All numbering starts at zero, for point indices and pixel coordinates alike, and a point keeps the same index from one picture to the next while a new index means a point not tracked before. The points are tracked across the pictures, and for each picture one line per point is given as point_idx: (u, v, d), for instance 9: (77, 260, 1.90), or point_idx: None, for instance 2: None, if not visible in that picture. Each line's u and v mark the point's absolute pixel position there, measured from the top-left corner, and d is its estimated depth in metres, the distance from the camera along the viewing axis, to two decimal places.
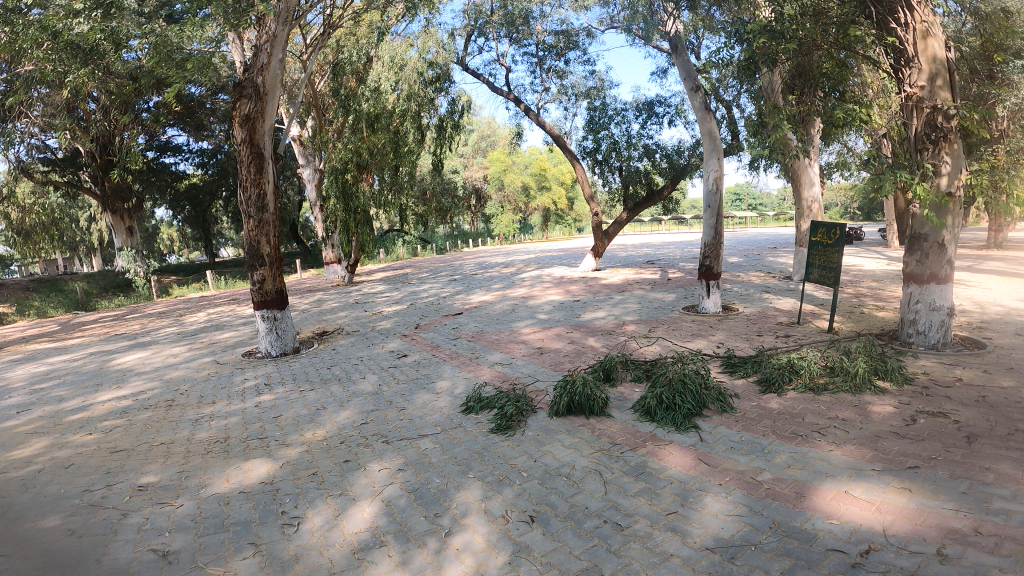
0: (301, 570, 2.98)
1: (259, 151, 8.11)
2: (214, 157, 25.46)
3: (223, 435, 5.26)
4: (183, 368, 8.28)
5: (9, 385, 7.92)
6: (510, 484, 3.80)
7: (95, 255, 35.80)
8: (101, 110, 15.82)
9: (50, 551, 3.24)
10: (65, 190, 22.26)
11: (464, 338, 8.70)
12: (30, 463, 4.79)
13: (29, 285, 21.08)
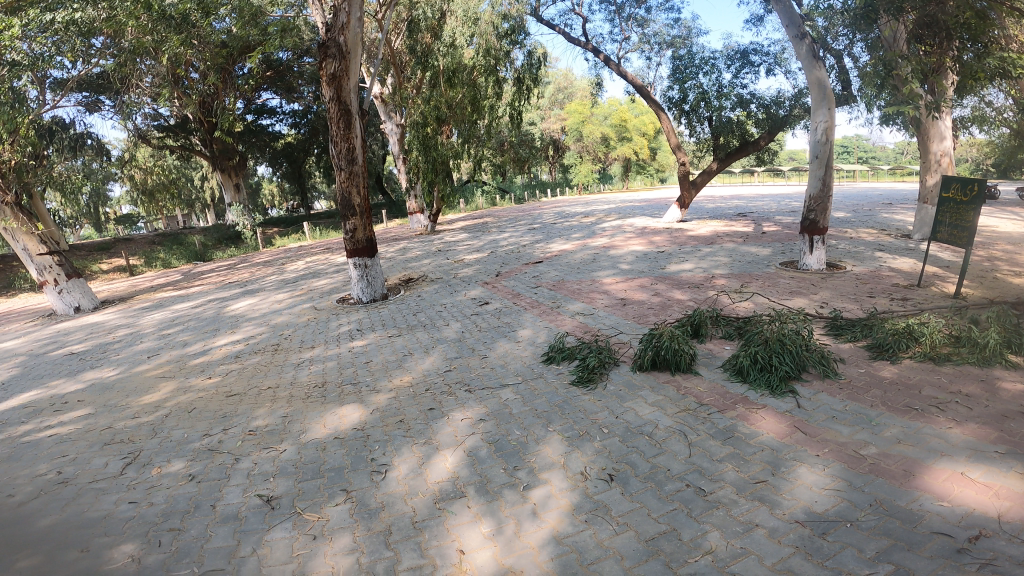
0: (386, 518, 3.17)
1: (347, 108, 8.30)
2: (305, 117, 26.67)
3: (321, 380, 5.65)
4: (286, 313, 8.93)
5: (142, 330, 8.93)
6: (590, 440, 3.82)
7: (208, 211, 38.89)
8: (201, 74, 16.97)
9: (174, 496, 3.64)
10: (180, 153, 23.99)
11: (546, 287, 8.70)
12: (159, 407, 5.39)
13: (154, 242, 23.38)
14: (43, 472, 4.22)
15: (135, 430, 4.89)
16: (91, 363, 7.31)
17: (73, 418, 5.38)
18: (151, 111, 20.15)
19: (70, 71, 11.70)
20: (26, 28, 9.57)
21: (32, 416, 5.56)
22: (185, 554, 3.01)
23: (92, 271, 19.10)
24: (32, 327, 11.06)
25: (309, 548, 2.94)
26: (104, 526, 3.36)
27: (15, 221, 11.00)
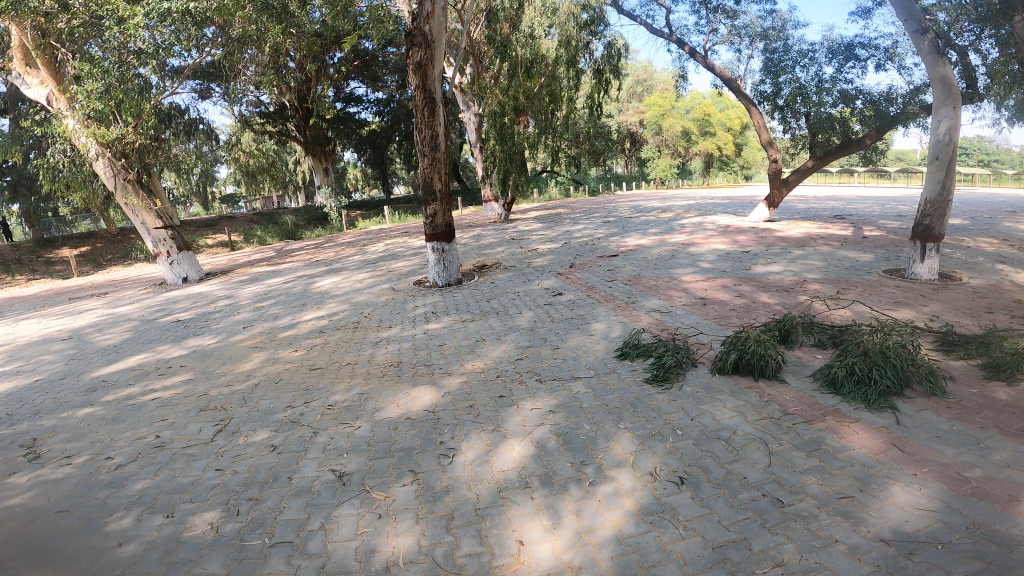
0: (450, 503, 3.20)
1: (432, 96, 8.44)
2: (388, 105, 27.50)
3: (396, 359, 5.82)
4: (367, 293, 9.26)
5: (239, 302, 9.56)
6: (662, 440, 3.70)
7: (299, 192, 41.10)
8: (297, 63, 17.98)
9: (256, 466, 3.85)
10: (277, 138, 25.40)
11: (621, 281, 8.53)
12: (250, 376, 5.75)
13: (252, 220, 24.91)
14: (143, 436, 4.58)
15: (226, 399, 5.22)
16: (193, 331, 7.89)
17: (175, 382, 5.83)
18: (254, 99, 21.45)
19: (185, 59, 12.53)
20: (148, 17, 10.26)
21: (141, 377, 6.09)
22: (260, 522, 3.16)
23: (197, 245, 20.64)
24: (145, 294, 12.07)
25: (374, 527, 3.01)
26: (191, 491, 3.60)
27: (134, 197, 12.07)
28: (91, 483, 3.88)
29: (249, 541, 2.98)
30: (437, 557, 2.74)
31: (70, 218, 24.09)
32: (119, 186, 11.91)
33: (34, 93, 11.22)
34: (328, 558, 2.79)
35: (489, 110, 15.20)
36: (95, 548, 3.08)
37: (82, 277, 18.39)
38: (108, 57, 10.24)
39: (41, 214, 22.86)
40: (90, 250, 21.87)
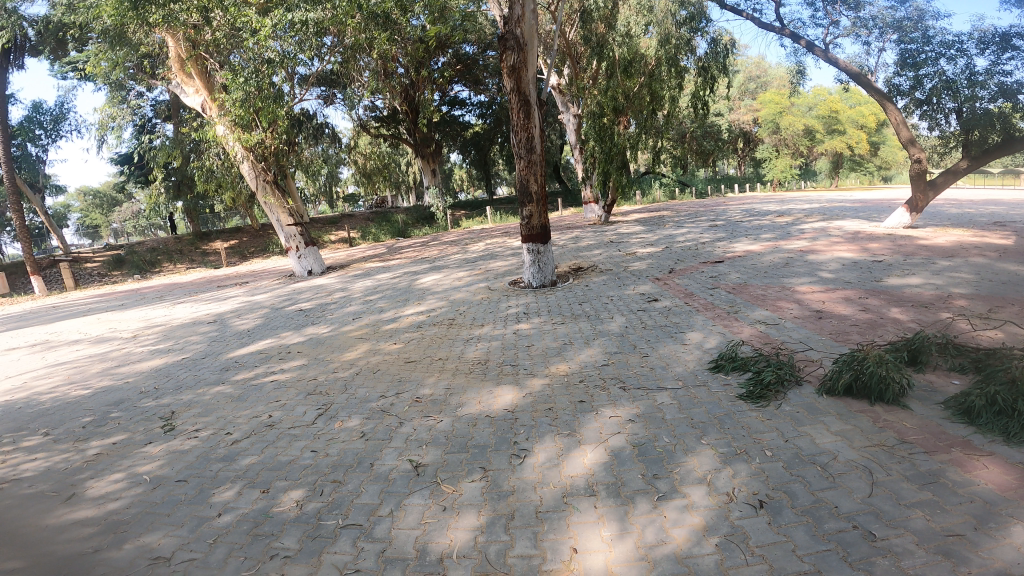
0: (513, 502, 3.27)
1: (526, 98, 8.62)
2: (490, 108, 28.03)
3: (485, 357, 6.01)
4: (464, 291, 9.58)
5: (350, 295, 10.27)
6: (747, 460, 3.54)
7: (410, 192, 43.20)
8: (407, 68, 19.04)
9: (344, 451, 4.14)
10: (391, 142, 26.86)
11: (724, 289, 8.17)
12: (353, 365, 6.18)
13: (368, 218, 26.55)
14: (259, 414, 5.09)
15: (330, 384, 5.66)
16: (311, 320, 8.58)
17: (290, 366, 6.41)
18: (369, 104, 22.89)
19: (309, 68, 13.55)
20: (278, 29, 11.09)
21: (263, 360, 6.75)
22: (338, 504, 3.41)
23: (322, 242, 22.37)
24: (277, 284, 13.29)
25: (437, 519, 3.15)
26: (286, 470, 3.95)
27: (272, 196, 13.24)
28: (210, 455, 4.38)
29: (324, 521, 3.24)
30: (490, 554, 2.83)
31: (220, 215, 27.07)
32: (261, 186, 13.08)
33: (191, 101, 12.77)
34: (388, 544, 2.97)
35: (588, 112, 15.15)
36: (198, 516, 3.48)
37: (226, 267, 20.58)
38: (246, 68, 11.33)
39: (198, 210, 25.92)
40: (236, 243, 24.44)
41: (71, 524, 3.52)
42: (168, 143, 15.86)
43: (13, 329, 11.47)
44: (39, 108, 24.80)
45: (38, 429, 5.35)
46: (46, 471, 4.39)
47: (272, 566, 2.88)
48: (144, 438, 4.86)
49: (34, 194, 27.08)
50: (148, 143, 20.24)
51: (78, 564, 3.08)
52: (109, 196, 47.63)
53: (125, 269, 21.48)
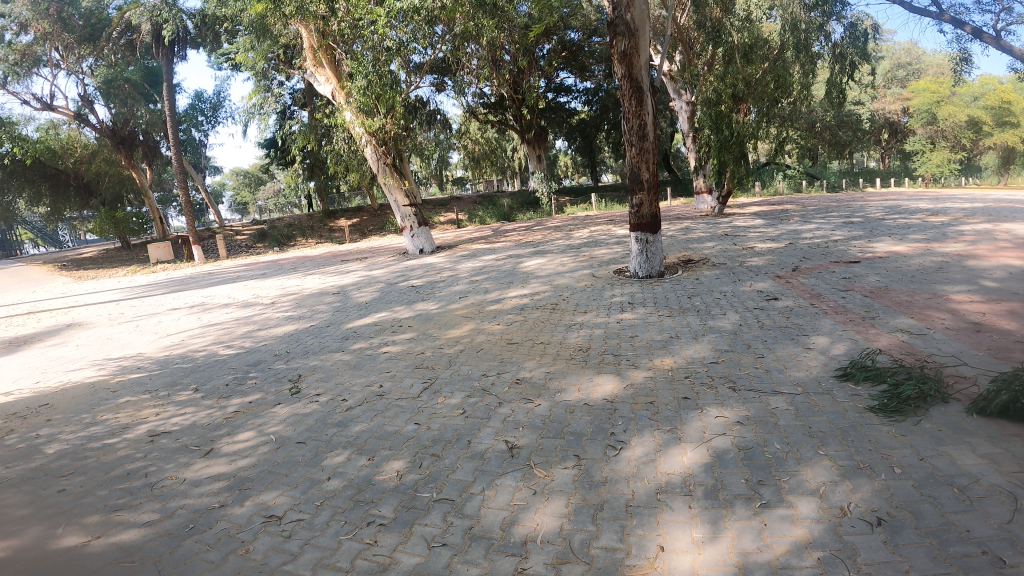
0: (604, 493, 3.20)
1: (638, 84, 8.40)
2: (596, 94, 27.73)
3: (586, 345, 5.94)
4: (568, 276, 9.52)
5: (458, 274, 10.57)
6: (869, 475, 3.21)
7: (517, 178, 43.69)
8: (514, 54, 19.26)
9: (445, 426, 4.28)
10: (499, 127, 27.23)
11: (859, 293, 7.45)
12: (458, 343, 6.37)
13: (476, 201, 27.19)
14: (371, 383, 5.40)
15: (436, 359, 5.88)
16: (422, 296, 8.94)
17: (401, 340, 6.72)
18: (477, 91, 23.50)
19: (422, 57, 14.07)
20: (394, 19, 11.75)
21: (377, 332, 7.14)
22: (434, 478, 3.53)
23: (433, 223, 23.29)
24: (392, 261, 13.99)
25: (526, 502, 3.17)
26: (390, 440, 4.16)
27: (390, 178, 13.89)
28: (326, 420, 4.72)
29: (420, 493, 3.36)
30: (574, 543, 2.80)
31: (345, 195, 28.99)
32: (381, 168, 13.70)
33: (323, 89, 13.61)
34: (476, 522, 3.03)
35: (703, 99, 14.47)
36: (311, 478, 3.76)
37: (348, 243, 21.98)
38: (367, 57, 11.97)
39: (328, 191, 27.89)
40: (358, 221, 26.02)
41: (206, 478, 3.95)
42: (305, 128, 17.15)
43: (175, 291, 13.04)
44: (201, 96, 27.74)
45: (189, 383, 6.07)
46: (192, 425, 4.94)
47: (368, 531, 3.05)
48: (274, 399, 5.35)
49: (195, 172, 30.48)
50: (287, 127, 21.95)
51: (205, 518, 3.43)
52: (255, 176, 52.57)
53: (265, 241, 23.67)
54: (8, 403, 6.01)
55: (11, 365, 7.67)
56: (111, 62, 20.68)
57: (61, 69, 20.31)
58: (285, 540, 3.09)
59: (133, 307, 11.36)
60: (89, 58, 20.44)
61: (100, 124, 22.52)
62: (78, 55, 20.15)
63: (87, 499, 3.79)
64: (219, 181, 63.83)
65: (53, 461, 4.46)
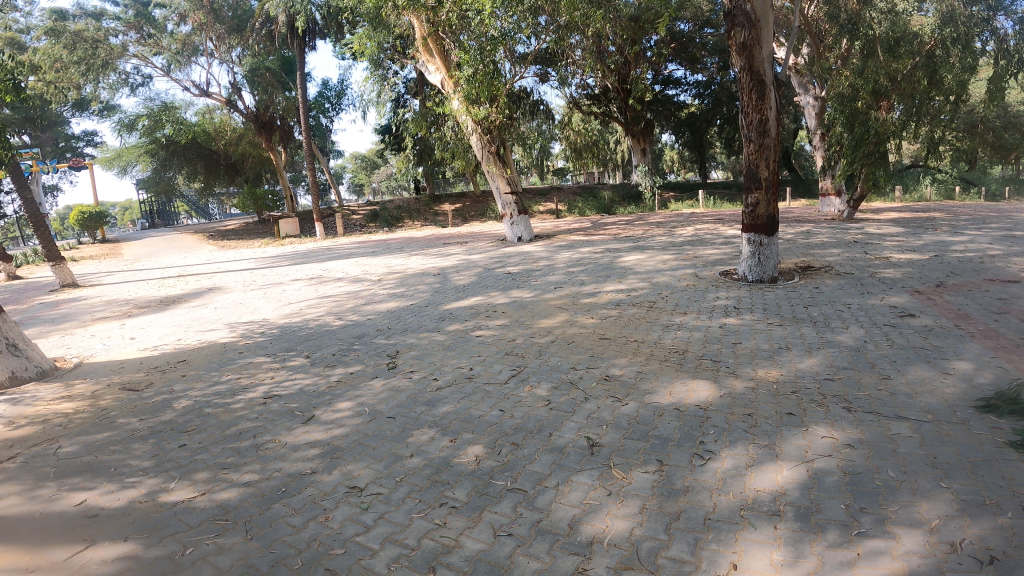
0: (682, 503, 3.03)
1: (760, 77, 7.87)
2: (708, 88, 26.72)
3: (683, 347, 5.68)
4: (669, 275, 9.17)
5: (556, 264, 10.52)
6: (997, 514, 2.80)
7: (620, 171, 42.88)
8: (621, 46, 19.03)
9: (528, 416, 4.25)
10: (602, 118, 27.11)
11: (1015, 316, 6.53)
12: (551, 333, 6.33)
13: (576, 192, 27.06)
14: (462, 365, 5.51)
15: (526, 348, 5.88)
16: (517, 283, 8.98)
17: (494, 325, 6.78)
18: (582, 82, 23.33)
19: (527, 47, 14.06)
20: (499, 10, 11.90)
21: (472, 316, 7.27)
22: (511, 467, 3.52)
23: (531, 212, 23.48)
24: (491, 247, 14.21)
25: (599, 502, 3.07)
26: (474, 424, 4.21)
27: (494, 166, 13.95)
28: (416, 397, 4.86)
29: (495, 480, 3.37)
30: (641, 550, 2.69)
31: (450, 180, 29.88)
32: (484, 157, 13.82)
33: (433, 78, 14.00)
34: (546, 516, 2.99)
35: (836, 94, 13.52)
36: (396, 454, 3.89)
37: (451, 227, 22.58)
38: (473, 47, 12.18)
39: (434, 175, 28.77)
40: (461, 206, 26.66)
41: (304, 444, 4.21)
42: (417, 115, 17.73)
43: (297, 263, 14.09)
44: (327, 84, 29.52)
45: (301, 350, 6.52)
46: (298, 390, 5.30)
47: (440, 513, 3.09)
48: (372, 372, 5.61)
49: (319, 155, 32.62)
50: (400, 115, 22.80)
51: (297, 483, 3.66)
52: (370, 160, 55.67)
53: (376, 221, 24.94)
54: (152, 357, 6.77)
55: (159, 322, 8.63)
56: (254, 51, 22.52)
57: (215, 58, 22.39)
58: (361, 512, 3.21)
59: (262, 275, 12.42)
60: (237, 48, 22.37)
61: (246, 110, 24.59)
62: (228, 44, 22.10)
63: (202, 455, 4.18)
64: (337, 166, 67.85)
65: (179, 415, 4.96)
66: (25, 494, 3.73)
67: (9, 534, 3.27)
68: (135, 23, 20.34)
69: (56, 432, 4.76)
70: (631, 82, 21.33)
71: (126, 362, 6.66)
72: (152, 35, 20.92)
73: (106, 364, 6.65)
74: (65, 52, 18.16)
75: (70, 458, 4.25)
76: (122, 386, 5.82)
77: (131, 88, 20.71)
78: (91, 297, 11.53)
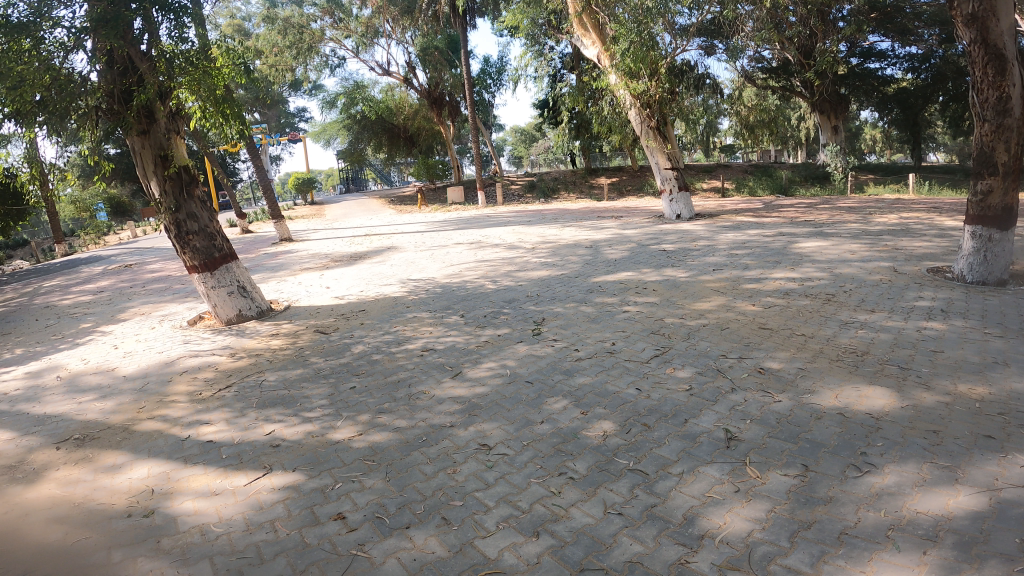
0: (819, 513, 2.68)
1: (998, 51, 6.53)
2: (925, 62, 22.76)
3: (862, 349, 4.97)
4: (857, 267, 8.04)
5: (718, 246, 9.82)
6: None
7: (804, 149, 38.73)
8: (803, 22, 17.52)
9: (666, 399, 4.04)
10: (782, 93, 24.75)
11: None
12: (703, 316, 5.94)
13: (747, 170, 25.07)
14: (604, 339, 5.41)
15: (675, 329, 5.59)
16: (672, 262, 8.55)
17: (643, 303, 6.54)
18: (757, 55, 21.62)
19: (689, 18, 13.22)
20: None
21: (621, 291, 7.09)
22: (637, 447, 3.39)
23: (694, 190, 22.31)
24: (647, 223, 13.70)
25: (722, 497, 2.84)
26: (608, 399, 4.12)
27: (654, 141, 13.26)
28: (556, 365, 4.90)
29: (617, 458, 3.27)
30: (755, 554, 2.45)
31: (608, 155, 29.34)
32: (644, 132, 13.22)
33: (589, 53, 13.63)
34: (661, 502, 2.84)
35: None
36: (528, 419, 3.96)
37: (607, 201, 22.20)
38: (630, 20, 11.90)
39: (591, 149, 28.46)
40: (618, 180, 26.13)
41: (449, 398, 4.46)
42: (574, 89, 17.50)
43: (461, 228, 14.89)
44: (488, 61, 30.50)
45: (457, 309, 6.89)
46: (451, 346, 5.64)
47: (557, 481, 3.09)
48: (518, 336, 5.75)
49: (484, 129, 33.91)
50: (557, 89, 22.77)
51: (436, 434, 3.89)
52: (530, 133, 56.84)
53: (533, 192, 25.39)
54: (340, 305, 7.66)
55: (347, 274, 9.70)
56: (423, 31, 23.85)
57: (392, 39, 24.26)
58: (486, 469, 3.33)
59: (430, 238, 13.35)
60: (409, 29, 23.96)
61: (420, 87, 26.43)
62: (401, 27, 23.86)
63: (366, 398, 4.64)
64: (500, 138, 70.26)
65: (354, 359, 5.55)
66: (232, 420, 4.43)
67: (214, 454, 3.90)
68: (328, 9, 22.69)
69: (262, 366, 5.59)
70: (815, 55, 18.90)
71: (320, 307, 7.61)
72: (342, 19, 23.16)
73: (306, 308, 7.67)
74: (280, 38, 21.08)
75: (269, 390, 4.98)
76: (314, 328, 6.67)
77: (331, 71, 23.30)
78: (297, 251, 13.34)
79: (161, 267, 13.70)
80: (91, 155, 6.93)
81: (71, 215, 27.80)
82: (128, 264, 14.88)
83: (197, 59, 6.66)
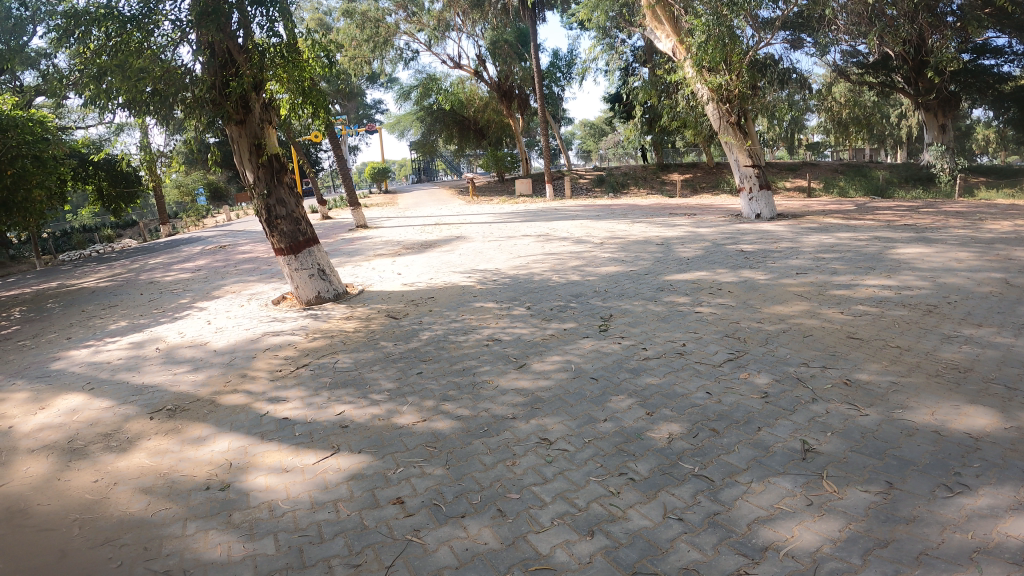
0: (899, 533, 2.47)
1: None
2: None
3: (965, 365, 4.53)
4: (964, 277, 7.35)
5: (803, 248, 9.28)
6: None
7: (902, 147, 35.94)
8: (907, 18, 16.07)
9: (737, 405, 3.84)
10: (879, 89, 23.05)
11: None
12: (783, 322, 5.62)
13: (837, 169, 23.60)
14: (674, 340, 5.23)
15: (751, 333, 5.32)
16: (750, 263, 8.16)
17: (718, 304, 6.27)
18: (850, 50, 20.22)
19: (774, 10, 12.51)
20: None
21: (694, 291, 6.83)
22: (703, 453, 3.24)
23: (776, 189, 21.26)
24: (723, 221, 13.17)
25: (792, 510, 2.67)
26: (675, 401, 3.97)
27: (733, 138, 12.70)
28: (623, 363, 4.78)
29: (682, 462, 3.14)
30: (822, 570, 2.29)
31: (682, 150, 28.48)
32: (722, 128, 12.68)
33: (663, 46, 13.19)
34: (725, 510, 2.70)
35: None
36: (590, 416, 3.88)
37: (680, 198, 21.58)
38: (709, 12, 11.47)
39: (665, 145, 27.66)
40: (692, 177, 25.30)
41: (512, 390, 4.45)
42: (647, 83, 17.01)
43: (529, 220, 14.88)
44: (558, 54, 30.17)
45: (524, 301, 6.89)
46: (517, 338, 5.62)
47: (616, 481, 3.01)
48: (585, 331, 5.66)
49: (555, 122, 33.69)
50: (630, 84, 22.25)
51: (497, 425, 3.89)
52: (600, 128, 56.07)
53: (602, 186, 25.01)
54: (410, 291, 7.84)
55: (418, 262, 9.92)
56: (493, 24, 23.89)
57: (462, 32, 24.36)
58: (545, 464, 3.29)
59: (500, 229, 13.43)
60: (479, 22, 23.80)
61: (490, 79, 26.55)
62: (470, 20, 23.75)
63: (431, 384, 4.71)
64: (570, 133, 69.75)
65: (423, 345, 5.66)
66: (306, 398, 4.63)
67: (288, 431, 4.07)
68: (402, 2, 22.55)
69: (336, 347, 5.80)
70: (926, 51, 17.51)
71: (393, 293, 7.82)
72: (414, 13, 23.00)
73: (380, 293, 7.90)
74: (358, 31, 21.77)
75: (342, 371, 5.17)
76: (385, 313, 6.86)
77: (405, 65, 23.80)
78: (372, 238, 13.78)
79: (250, 249, 14.57)
80: (193, 141, 7.48)
81: (175, 199, 30.37)
82: (223, 245, 15.93)
83: (287, 52, 6.95)
